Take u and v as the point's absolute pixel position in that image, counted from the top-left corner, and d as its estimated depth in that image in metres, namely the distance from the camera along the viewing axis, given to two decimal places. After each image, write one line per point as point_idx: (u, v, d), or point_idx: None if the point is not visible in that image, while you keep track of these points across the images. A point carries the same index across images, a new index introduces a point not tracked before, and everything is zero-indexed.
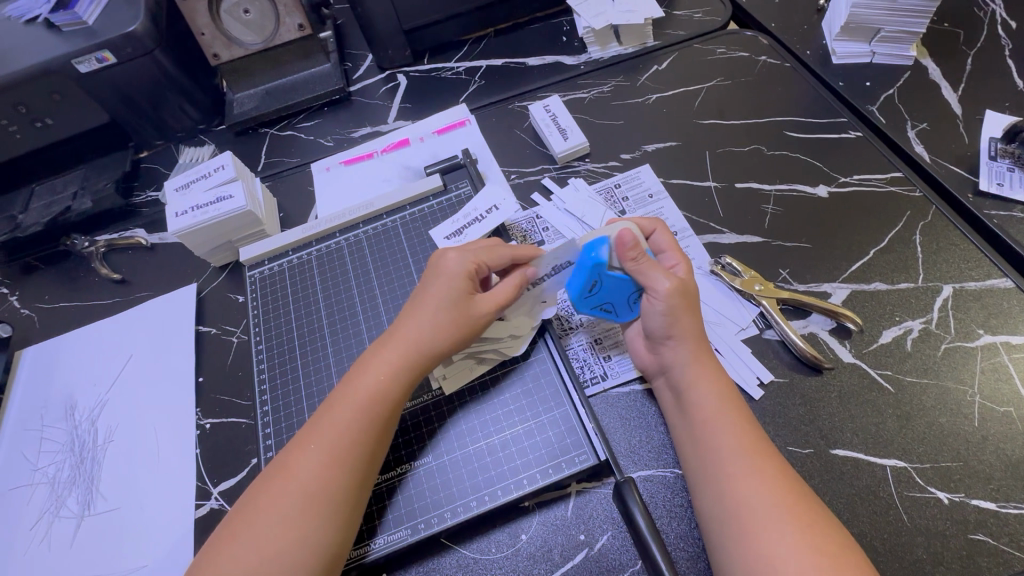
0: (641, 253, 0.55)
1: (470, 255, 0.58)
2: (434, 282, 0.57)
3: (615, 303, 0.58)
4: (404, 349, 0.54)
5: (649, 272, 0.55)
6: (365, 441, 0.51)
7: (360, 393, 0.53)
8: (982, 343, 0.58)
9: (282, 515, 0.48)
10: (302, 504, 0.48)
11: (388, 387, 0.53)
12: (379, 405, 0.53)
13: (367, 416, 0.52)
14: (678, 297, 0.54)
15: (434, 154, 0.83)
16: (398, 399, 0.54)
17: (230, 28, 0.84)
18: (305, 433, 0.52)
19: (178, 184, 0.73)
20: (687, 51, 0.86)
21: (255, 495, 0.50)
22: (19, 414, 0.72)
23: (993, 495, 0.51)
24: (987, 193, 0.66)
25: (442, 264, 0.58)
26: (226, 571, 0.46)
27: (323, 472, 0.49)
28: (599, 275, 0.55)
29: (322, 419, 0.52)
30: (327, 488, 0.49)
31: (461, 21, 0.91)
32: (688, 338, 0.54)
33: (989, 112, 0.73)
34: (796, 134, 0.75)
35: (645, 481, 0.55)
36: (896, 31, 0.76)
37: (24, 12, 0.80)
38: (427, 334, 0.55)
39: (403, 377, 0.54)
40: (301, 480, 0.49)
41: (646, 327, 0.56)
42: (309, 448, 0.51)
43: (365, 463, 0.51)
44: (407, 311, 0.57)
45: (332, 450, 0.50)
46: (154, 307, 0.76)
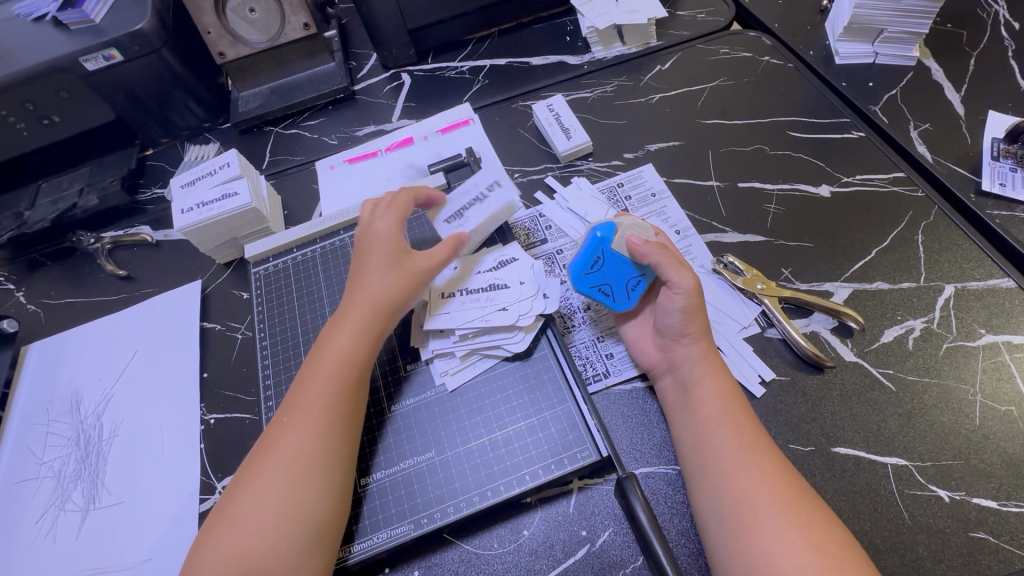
0: (657, 248, 0.57)
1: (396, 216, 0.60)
2: (373, 252, 0.59)
3: (614, 288, 0.59)
4: (359, 316, 0.57)
5: (671, 267, 0.55)
6: (338, 405, 0.53)
7: (325, 363, 0.55)
8: (984, 343, 0.58)
9: (266, 487, 0.49)
10: (285, 473, 0.49)
11: (353, 351, 0.55)
12: (347, 368, 0.55)
13: (335, 381, 0.54)
14: (698, 295, 0.55)
15: (437, 152, 0.83)
16: (365, 360, 0.56)
17: (236, 26, 0.85)
18: (282, 410, 0.54)
19: (183, 181, 0.73)
20: (690, 51, 0.86)
21: (242, 478, 0.51)
22: (25, 409, 0.72)
23: (993, 494, 0.51)
24: (989, 193, 0.66)
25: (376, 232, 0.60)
26: (224, 552, 0.47)
27: (301, 440, 0.51)
28: (603, 251, 0.58)
29: (294, 393, 0.54)
30: (306, 453, 0.50)
31: (465, 20, 0.92)
32: (701, 337, 0.55)
33: (991, 112, 0.73)
34: (799, 134, 0.75)
35: (647, 477, 0.55)
36: (899, 31, 0.76)
37: (33, 10, 0.80)
38: (380, 299, 0.57)
39: (365, 340, 0.56)
40: (281, 451, 0.50)
41: (660, 322, 0.57)
42: (287, 420, 0.52)
43: (342, 425, 0.52)
44: (356, 282, 0.59)
45: (308, 416, 0.52)
46: (159, 303, 0.76)
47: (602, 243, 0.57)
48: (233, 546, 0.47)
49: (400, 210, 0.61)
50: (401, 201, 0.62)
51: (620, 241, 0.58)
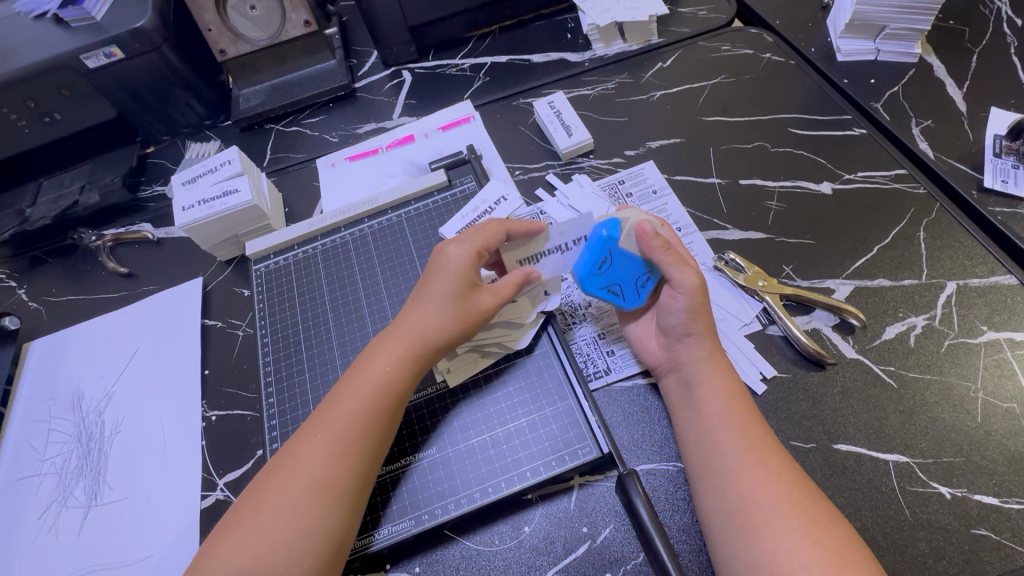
0: (663, 245, 0.55)
1: (476, 244, 0.57)
2: (440, 276, 0.56)
3: (624, 286, 0.58)
4: (407, 342, 0.55)
5: (677, 268, 0.54)
6: (373, 434, 0.52)
7: (367, 386, 0.53)
8: (985, 340, 0.58)
9: (290, 505, 0.48)
10: (311, 494, 0.48)
11: (396, 379, 0.54)
12: (387, 396, 0.53)
13: (374, 408, 0.52)
14: (702, 294, 0.55)
15: (438, 149, 0.83)
16: (405, 389, 0.54)
17: (237, 24, 0.85)
18: (312, 423, 0.53)
19: (184, 178, 0.73)
20: (690, 48, 0.86)
21: (261, 484, 0.50)
22: (27, 406, 0.72)
23: (995, 491, 0.51)
24: (991, 190, 0.66)
25: (448, 258, 0.57)
26: (234, 557, 0.46)
27: (331, 463, 0.50)
28: (610, 250, 0.56)
29: (329, 410, 0.53)
30: (335, 478, 0.49)
31: (466, 18, 0.91)
32: (705, 335, 0.55)
33: (994, 109, 0.72)
34: (800, 131, 0.75)
35: (648, 474, 0.55)
36: (901, 28, 0.76)
37: (34, 8, 0.80)
38: (431, 330, 0.55)
39: (409, 369, 0.55)
40: (310, 470, 0.49)
41: (665, 322, 0.56)
42: (318, 436, 0.51)
43: (373, 455, 0.52)
44: (411, 305, 0.57)
45: (341, 438, 0.51)
46: (160, 300, 0.77)
47: (610, 243, 0.56)
48: (245, 555, 0.46)
49: (481, 242, 0.57)
50: (487, 230, 0.58)
51: (626, 239, 0.56)
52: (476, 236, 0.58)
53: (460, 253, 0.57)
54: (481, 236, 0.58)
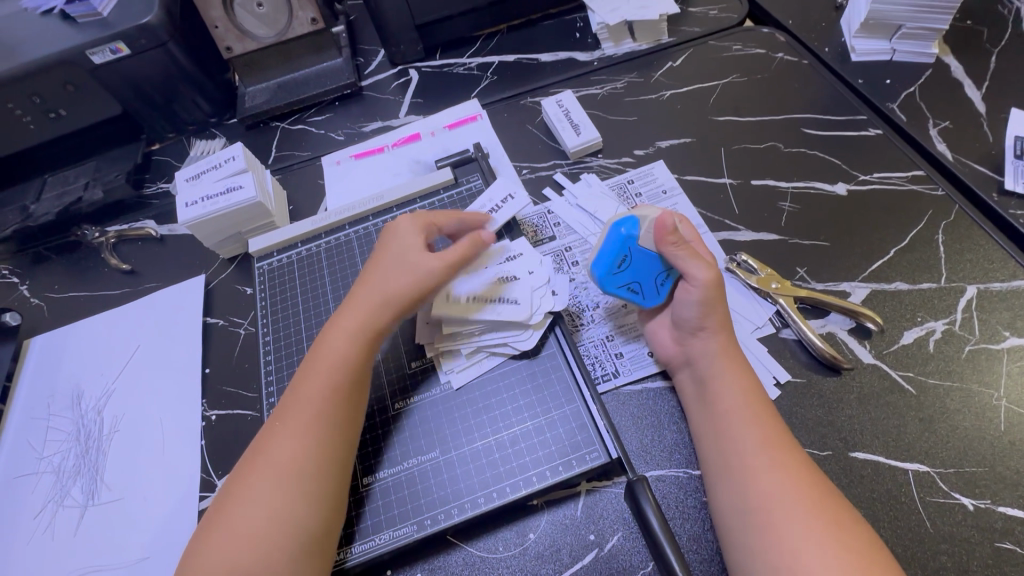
0: (680, 240, 0.54)
1: (419, 225, 0.60)
2: (385, 252, 0.58)
3: (644, 285, 0.57)
4: (360, 320, 0.55)
5: (688, 260, 0.54)
6: (333, 410, 0.51)
7: (323, 368, 0.53)
8: (1008, 345, 0.56)
9: (260, 493, 0.48)
10: (279, 478, 0.48)
11: (349, 354, 0.54)
12: (344, 372, 0.53)
13: (331, 384, 0.52)
14: (716, 287, 0.53)
15: (445, 148, 0.82)
16: (363, 364, 0.54)
17: (244, 21, 0.85)
18: (277, 412, 0.53)
19: (188, 174, 0.73)
20: (702, 48, 0.85)
21: (232, 482, 0.50)
22: (25, 403, 0.72)
23: (1020, 503, 0.49)
24: (1013, 193, 0.64)
25: (390, 237, 0.60)
26: (207, 559, 0.46)
27: (296, 444, 0.49)
28: (628, 247, 0.55)
29: (292, 395, 0.53)
30: (301, 460, 0.49)
31: (474, 16, 0.90)
32: (720, 330, 0.54)
33: (1014, 110, 0.71)
34: (814, 131, 0.74)
35: (657, 481, 0.53)
36: (918, 28, 0.74)
37: (40, 3, 0.80)
38: (381, 303, 0.55)
39: (365, 343, 0.55)
40: (276, 455, 0.49)
41: (677, 315, 0.55)
42: (279, 425, 0.51)
43: (340, 429, 0.51)
44: (362, 287, 0.58)
45: (300, 420, 0.50)
46: (162, 298, 0.76)
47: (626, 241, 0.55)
48: (218, 553, 0.46)
49: (428, 217, 0.60)
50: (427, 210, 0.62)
51: (644, 237, 0.55)
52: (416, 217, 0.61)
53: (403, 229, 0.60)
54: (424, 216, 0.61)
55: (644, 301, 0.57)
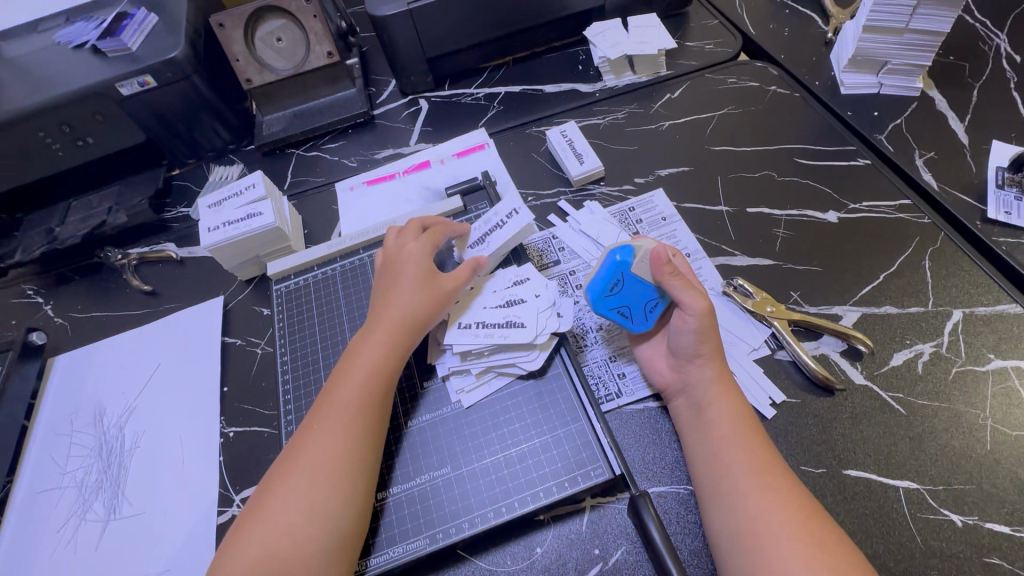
0: (675, 270, 0.57)
1: (429, 243, 0.66)
2: (405, 267, 0.63)
3: (633, 309, 0.60)
4: (390, 331, 0.59)
5: (683, 290, 0.57)
6: (368, 413, 0.55)
7: (356, 375, 0.57)
8: (993, 367, 0.59)
9: (297, 490, 0.51)
10: (316, 477, 0.51)
11: (382, 362, 0.58)
12: (376, 380, 0.57)
13: (366, 390, 0.56)
14: (710, 317, 0.56)
15: (453, 175, 0.86)
16: (394, 372, 0.59)
17: (264, 55, 0.90)
18: (311, 416, 0.56)
19: (211, 201, 0.76)
20: (698, 80, 0.89)
21: (268, 482, 0.53)
22: (49, 419, 0.74)
23: (1007, 519, 0.51)
24: (995, 221, 0.68)
25: (407, 253, 0.65)
26: (245, 553, 0.48)
27: (333, 445, 0.53)
28: (622, 274, 0.59)
29: (326, 400, 0.57)
30: (337, 459, 0.52)
31: (482, 50, 0.95)
32: (713, 358, 0.57)
33: (996, 142, 0.74)
34: (806, 161, 0.77)
35: (659, 497, 0.55)
36: (903, 64, 0.78)
37: (73, 38, 0.85)
38: (410, 314, 0.60)
39: (395, 351, 0.59)
40: (313, 455, 0.53)
41: (673, 343, 0.58)
42: (315, 427, 0.55)
43: (374, 433, 0.55)
44: (386, 299, 0.62)
45: (335, 423, 0.54)
46: (182, 318, 0.79)
47: (621, 268, 0.58)
48: (257, 546, 0.49)
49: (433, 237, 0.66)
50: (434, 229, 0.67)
51: (640, 265, 0.58)
52: (427, 236, 0.67)
53: (419, 246, 0.65)
54: (433, 235, 0.67)
55: (632, 324, 0.60)
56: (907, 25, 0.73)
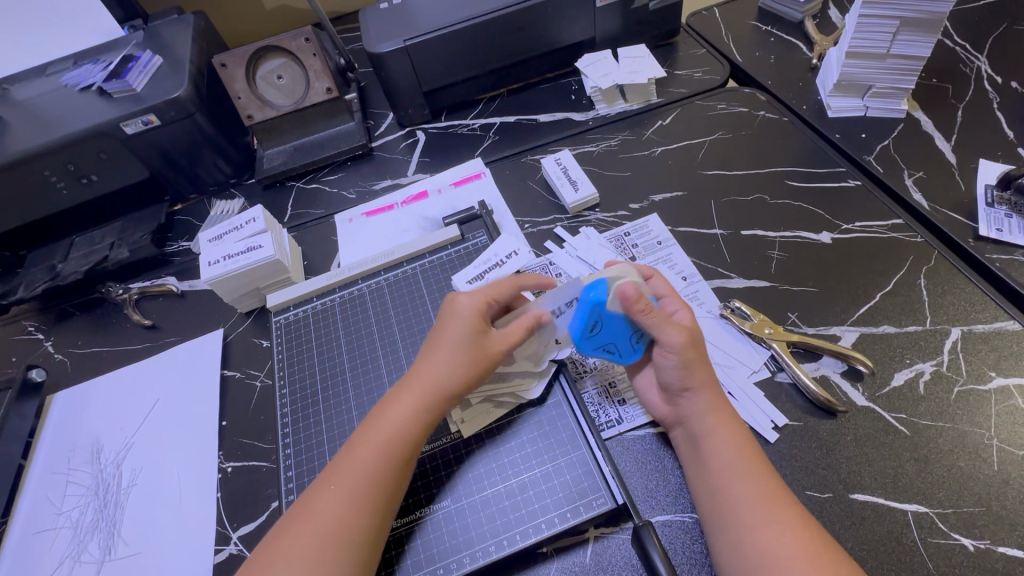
0: (647, 306, 0.56)
1: (485, 295, 0.61)
2: (448, 324, 0.59)
3: (618, 344, 0.59)
4: (420, 393, 0.56)
5: (660, 325, 0.56)
6: (384, 483, 0.53)
7: (378, 437, 0.54)
8: (995, 385, 0.58)
9: (300, 557, 0.49)
10: (322, 545, 0.49)
11: (408, 429, 0.55)
12: (398, 447, 0.54)
13: (386, 457, 0.53)
14: (690, 348, 0.56)
15: (450, 205, 0.87)
16: (419, 440, 0.55)
17: (265, 92, 0.92)
18: (326, 473, 0.54)
19: (211, 235, 0.77)
20: (689, 107, 0.91)
21: (276, 537, 0.51)
22: (46, 458, 0.74)
23: (1019, 543, 0.50)
24: (987, 238, 0.68)
25: (455, 305, 0.61)
26: None
27: (344, 514, 0.51)
28: (598, 314, 0.57)
29: (344, 459, 0.54)
30: (346, 530, 0.50)
31: (476, 83, 0.98)
32: (703, 389, 0.56)
33: (982, 160, 0.76)
34: (798, 183, 0.79)
35: (663, 526, 0.54)
36: (887, 87, 0.81)
37: (80, 80, 0.88)
38: (444, 379, 0.56)
39: (422, 418, 0.56)
40: (321, 520, 0.50)
41: (660, 378, 0.58)
42: (329, 489, 0.52)
43: (386, 505, 0.52)
44: (424, 357, 0.59)
45: (351, 489, 0.52)
46: (181, 352, 0.79)
47: (595, 308, 0.56)
48: None
49: (491, 292, 0.61)
50: (501, 283, 0.63)
51: (612, 303, 0.56)
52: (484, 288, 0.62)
53: (470, 301, 0.60)
54: (494, 288, 0.62)
55: (622, 357, 0.60)
56: (888, 50, 0.75)
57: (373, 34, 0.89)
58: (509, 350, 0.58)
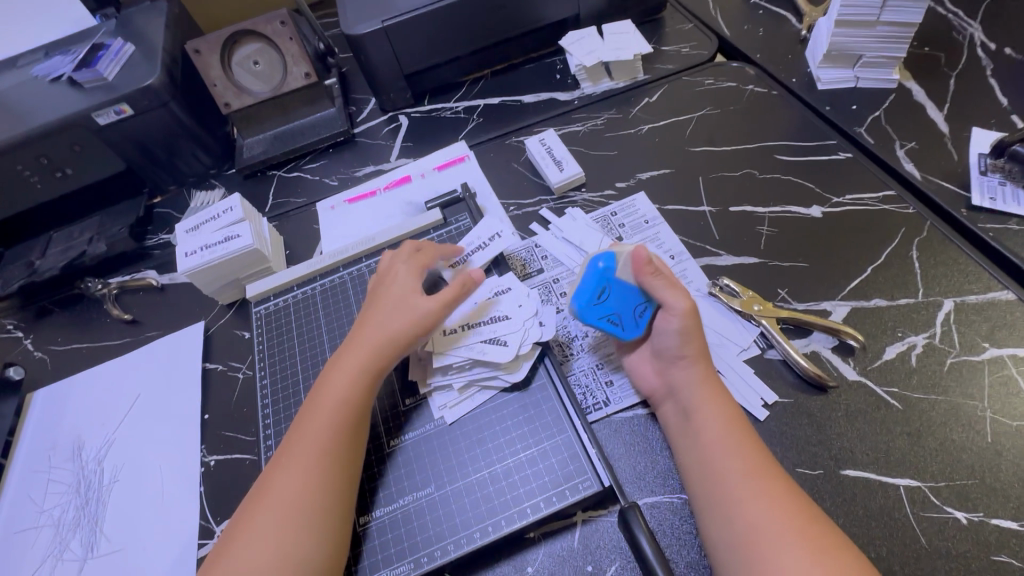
0: (656, 271, 0.57)
1: (414, 265, 0.63)
2: (386, 292, 0.61)
3: (623, 315, 0.58)
4: (363, 355, 0.57)
5: (668, 289, 0.56)
6: (336, 443, 0.52)
7: (326, 402, 0.55)
8: (988, 356, 0.57)
9: (263, 527, 0.48)
10: (280, 513, 0.49)
11: (354, 389, 0.55)
12: (345, 406, 0.54)
13: (335, 417, 0.53)
14: (694, 316, 0.55)
15: (434, 189, 0.85)
16: (366, 401, 0.55)
17: (241, 78, 0.90)
18: (283, 446, 0.54)
19: (188, 226, 0.76)
20: (676, 83, 0.89)
21: (242, 515, 0.51)
22: (27, 456, 0.72)
23: (1013, 514, 0.49)
24: (981, 208, 0.66)
25: (390, 277, 0.63)
26: None
27: (299, 479, 0.50)
28: (608, 280, 0.57)
29: (297, 429, 0.54)
30: (302, 494, 0.49)
31: (459, 64, 0.95)
32: (698, 359, 0.56)
33: (976, 129, 0.74)
34: (787, 157, 0.77)
35: (651, 508, 0.53)
36: (878, 57, 0.78)
37: (49, 71, 0.85)
38: (385, 338, 0.57)
39: (367, 380, 0.56)
40: (277, 488, 0.50)
41: (657, 343, 0.57)
42: (285, 459, 0.52)
43: (340, 464, 0.52)
44: (365, 322, 0.60)
45: (302, 453, 0.52)
46: (162, 346, 0.77)
47: (606, 273, 0.57)
48: None
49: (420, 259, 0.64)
50: (422, 254, 0.65)
51: (624, 269, 0.57)
52: (412, 256, 0.65)
53: (403, 268, 0.63)
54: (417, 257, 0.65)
55: (624, 332, 0.58)
56: (879, 17, 0.73)
57: (349, 15, 0.86)
58: (444, 305, 0.59)
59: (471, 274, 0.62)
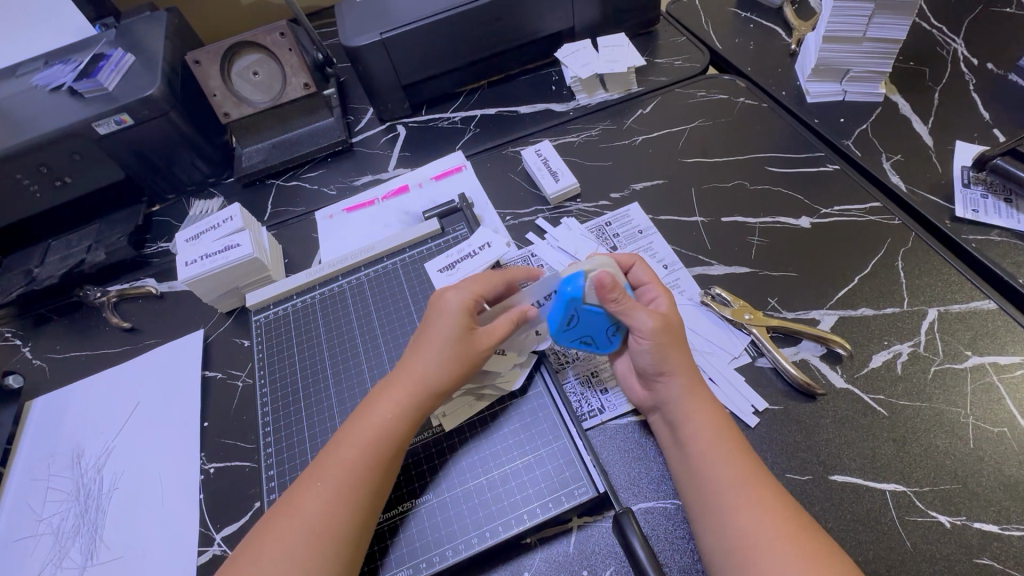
0: (621, 293, 0.55)
1: (471, 291, 0.60)
2: (437, 320, 0.59)
3: (595, 335, 0.59)
4: (408, 388, 0.56)
5: (631, 313, 0.56)
6: (371, 478, 0.52)
7: (367, 432, 0.54)
8: (971, 364, 0.59)
9: (287, 551, 0.49)
10: (306, 540, 0.49)
11: (395, 426, 0.55)
12: (384, 442, 0.54)
13: (375, 452, 0.53)
14: (663, 333, 0.55)
15: (432, 199, 0.87)
16: (404, 438, 0.55)
17: (240, 89, 0.91)
18: (313, 468, 0.54)
19: (188, 235, 0.77)
20: (669, 95, 0.91)
21: (261, 533, 0.51)
22: (26, 464, 0.73)
23: (995, 518, 0.51)
24: (963, 219, 0.69)
25: (443, 301, 0.60)
26: None
27: (330, 509, 0.50)
28: (574, 308, 0.56)
29: (333, 454, 0.54)
30: (331, 524, 0.50)
31: (456, 75, 0.97)
32: (679, 373, 0.55)
33: (959, 142, 0.76)
34: (778, 168, 0.79)
35: (646, 513, 0.55)
36: (865, 71, 0.81)
37: (49, 80, 0.86)
38: (433, 377, 0.56)
39: (409, 418, 0.56)
40: (308, 514, 0.50)
41: (637, 363, 0.58)
42: (315, 484, 0.52)
43: (371, 499, 0.52)
44: (412, 352, 0.58)
45: (337, 483, 0.52)
46: (161, 354, 0.78)
47: (570, 303, 0.55)
48: None
49: (477, 285, 0.60)
50: (483, 278, 0.61)
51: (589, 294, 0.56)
52: (470, 281, 0.61)
53: (459, 297, 0.59)
54: (477, 281, 0.61)
55: (599, 347, 0.60)
56: (865, 33, 0.75)
57: (348, 27, 0.88)
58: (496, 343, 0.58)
59: (527, 309, 0.60)
